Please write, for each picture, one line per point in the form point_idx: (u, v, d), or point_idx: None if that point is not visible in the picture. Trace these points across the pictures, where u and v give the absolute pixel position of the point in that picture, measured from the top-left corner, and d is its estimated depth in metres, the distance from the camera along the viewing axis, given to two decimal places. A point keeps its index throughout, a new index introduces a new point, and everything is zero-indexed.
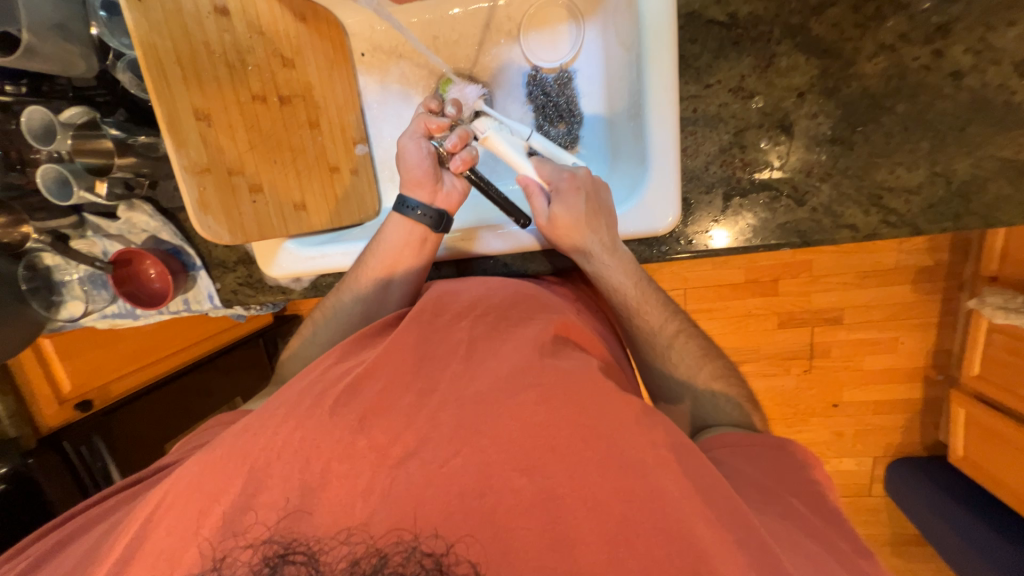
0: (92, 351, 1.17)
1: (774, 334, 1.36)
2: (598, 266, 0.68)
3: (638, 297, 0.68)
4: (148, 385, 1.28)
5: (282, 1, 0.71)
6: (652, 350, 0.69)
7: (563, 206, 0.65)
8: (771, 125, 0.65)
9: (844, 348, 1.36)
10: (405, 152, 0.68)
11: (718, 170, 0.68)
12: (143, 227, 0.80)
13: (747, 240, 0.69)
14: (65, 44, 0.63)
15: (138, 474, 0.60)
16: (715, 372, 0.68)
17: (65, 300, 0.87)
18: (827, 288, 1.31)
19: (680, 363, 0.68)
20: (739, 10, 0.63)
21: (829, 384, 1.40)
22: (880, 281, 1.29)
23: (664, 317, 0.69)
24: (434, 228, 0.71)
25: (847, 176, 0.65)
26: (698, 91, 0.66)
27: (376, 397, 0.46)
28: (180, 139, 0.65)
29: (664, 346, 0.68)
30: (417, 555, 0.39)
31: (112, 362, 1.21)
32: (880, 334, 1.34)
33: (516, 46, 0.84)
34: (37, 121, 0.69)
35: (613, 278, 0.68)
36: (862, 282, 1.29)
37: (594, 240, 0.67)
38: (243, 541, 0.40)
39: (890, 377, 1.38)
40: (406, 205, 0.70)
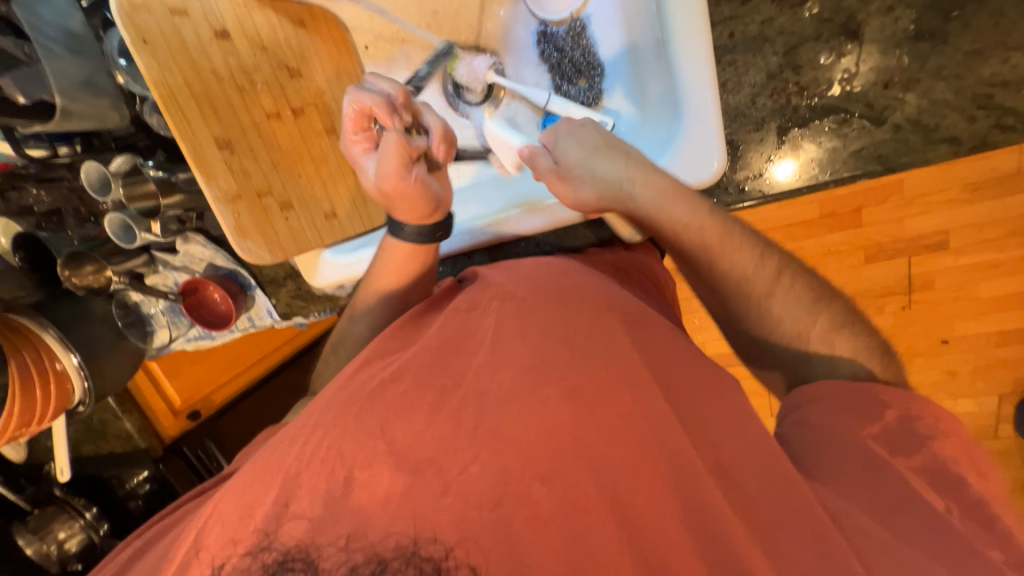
0: (189, 367, 1.33)
1: (862, 271, 1.19)
2: (646, 201, 0.59)
3: (715, 231, 0.57)
4: (249, 386, 1.48)
5: (277, 10, 0.71)
6: (745, 306, 0.59)
7: (570, 146, 0.63)
8: (832, 33, 0.54)
9: (950, 278, 1.17)
10: (400, 189, 0.62)
11: (767, 101, 0.58)
12: (201, 256, 0.86)
13: (812, 176, 0.58)
14: (96, 100, 0.67)
15: (195, 489, 0.66)
16: (834, 323, 0.57)
17: (156, 330, 0.99)
18: (926, 211, 1.11)
19: (784, 318, 0.57)
20: None
21: (934, 319, 1.22)
22: (998, 193, 1.07)
23: (758, 257, 0.58)
24: (431, 239, 0.68)
25: (940, 78, 0.52)
26: (733, 11, 0.56)
27: (400, 401, 0.47)
28: (209, 171, 0.68)
29: (762, 297, 0.58)
30: (416, 559, 0.39)
31: (209, 375, 1.38)
32: (999, 255, 1.13)
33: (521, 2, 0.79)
34: (94, 176, 0.75)
35: (676, 212, 0.58)
36: (972, 197, 1.08)
37: (625, 173, 0.60)
38: (240, 550, 0.42)
39: (1015, 304, 1.17)
40: (398, 226, 0.67)
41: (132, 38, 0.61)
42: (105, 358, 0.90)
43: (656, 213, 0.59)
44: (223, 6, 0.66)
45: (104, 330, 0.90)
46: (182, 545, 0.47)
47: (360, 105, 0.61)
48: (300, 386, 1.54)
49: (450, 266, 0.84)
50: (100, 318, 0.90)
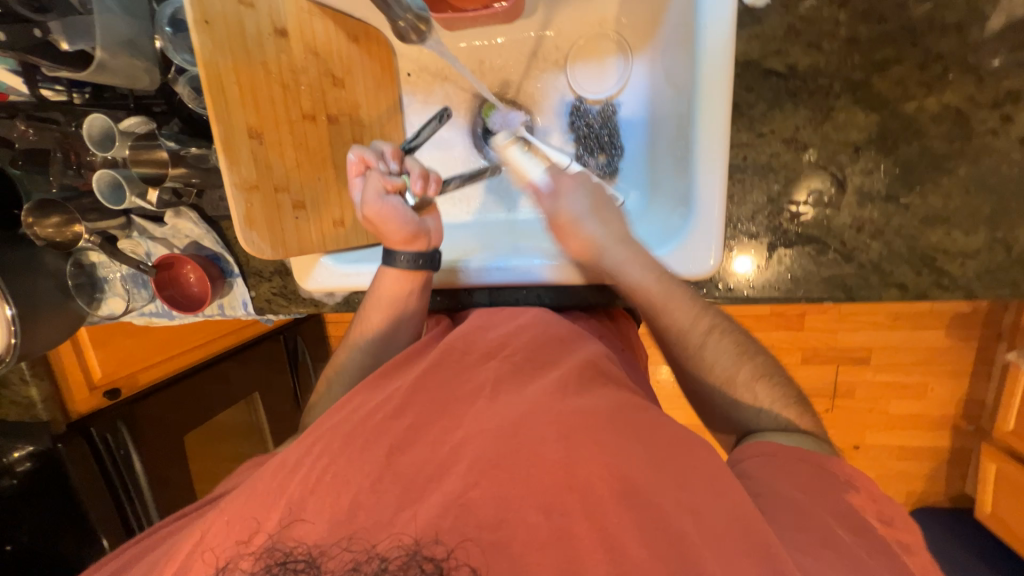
0: (124, 340, 1.27)
1: None
2: (608, 262, 0.69)
3: (662, 291, 0.65)
4: (201, 363, 1.46)
5: (338, 24, 0.78)
6: (683, 351, 0.66)
7: (569, 196, 0.71)
8: (823, 179, 0.62)
9: (866, 388, 1.53)
10: (377, 212, 0.70)
11: (763, 219, 0.65)
12: (187, 233, 0.82)
13: (786, 291, 0.67)
14: (133, 60, 0.64)
15: (179, 511, 0.62)
16: (756, 372, 0.64)
17: (107, 297, 0.91)
18: (857, 328, 1.47)
19: (715, 364, 0.64)
20: (799, 61, 0.59)
21: (855, 425, 1.55)
22: (910, 325, 1.46)
23: (693, 312, 0.65)
24: (428, 268, 0.75)
25: (899, 235, 0.62)
26: (749, 139, 0.63)
27: (403, 433, 0.50)
28: (234, 156, 0.65)
29: (696, 345, 0.65)
30: (418, 558, 0.41)
31: (139, 352, 1.32)
32: (907, 376, 1.51)
33: (563, 75, 0.86)
34: (97, 128, 0.71)
35: (630, 271, 0.67)
36: (893, 324, 1.46)
37: (603, 233, 0.69)
38: (246, 552, 0.45)
39: (912, 421, 1.54)
40: (395, 257, 0.73)
41: (194, 16, 0.59)
42: (43, 318, 0.81)
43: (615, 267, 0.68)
44: (287, 8, 0.70)
45: (48, 285, 0.82)
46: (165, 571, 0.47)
47: (361, 161, 0.71)
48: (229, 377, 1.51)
49: (446, 297, 0.84)
50: (47, 271, 0.82)
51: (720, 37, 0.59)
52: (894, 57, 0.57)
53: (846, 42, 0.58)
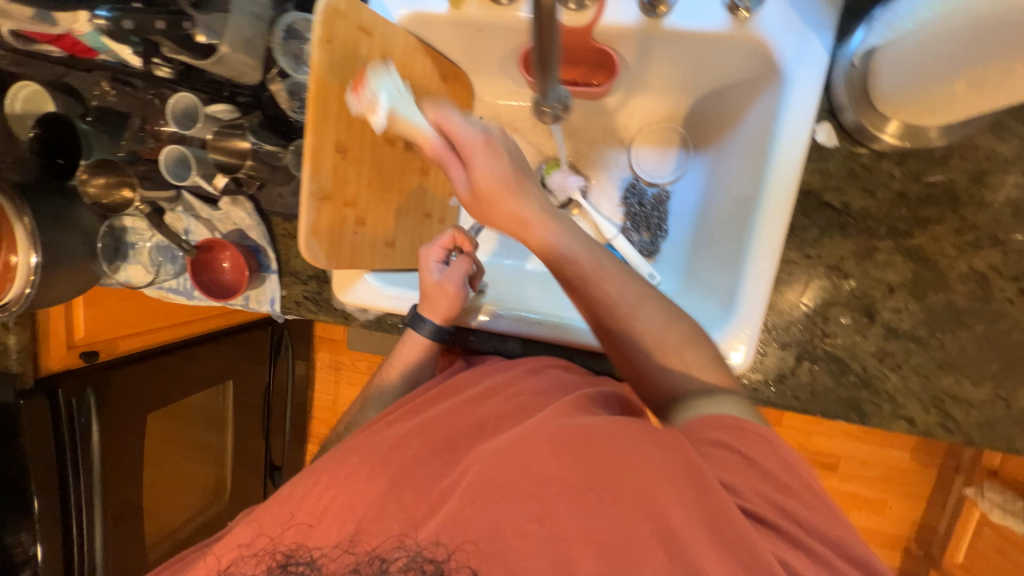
0: (111, 304, 1.24)
1: None
2: (551, 241, 0.63)
3: (590, 262, 0.62)
4: (181, 341, 1.40)
5: (435, 64, 0.82)
6: (613, 322, 0.62)
7: (481, 162, 0.62)
8: (856, 307, 0.68)
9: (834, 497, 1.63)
10: (448, 283, 0.76)
11: (798, 331, 0.70)
12: (236, 221, 0.81)
13: (806, 402, 0.71)
14: (244, 57, 0.66)
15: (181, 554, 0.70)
16: (683, 338, 0.61)
17: (128, 263, 0.88)
18: (832, 436, 1.59)
19: (648, 334, 0.61)
20: (853, 201, 0.66)
21: None
22: (879, 442, 1.58)
23: (625, 282, 0.62)
24: (440, 341, 0.78)
25: (916, 373, 0.68)
26: (797, 257, 0.68)
27: (407, 460, 0.53)
28: (318, 166, 0.66)
29: (626, 315, 0.61)
30: (419, 558, 0.46)
31: (126, 320, 1.27)
32: (871, 492, 1.62)
33: (625, 153, 0.92)
34: (180, 106, 0.75)
35: (525, 210, 0.63)
36: (864, 438, 1.58)
37: (533, 207, 0.63)
38: (250, 552, 0.52)
39: (872, 535, 1.65)
40: (421, 321, 0.77)
41: (318, 34, 0.62)
42: (64, 273, 0.78)
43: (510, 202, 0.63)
44: (397, 42, 0.74)
45: (78, 241, 0.80)
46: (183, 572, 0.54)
47: (453, 237, 0.79)
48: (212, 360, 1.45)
49: (483, 338, 0.84)
50: (81, 227, 0.80)
51: (789, 163, 0.65)
52: (935, 217, 0.64)
53: (896, 194, 0.65)
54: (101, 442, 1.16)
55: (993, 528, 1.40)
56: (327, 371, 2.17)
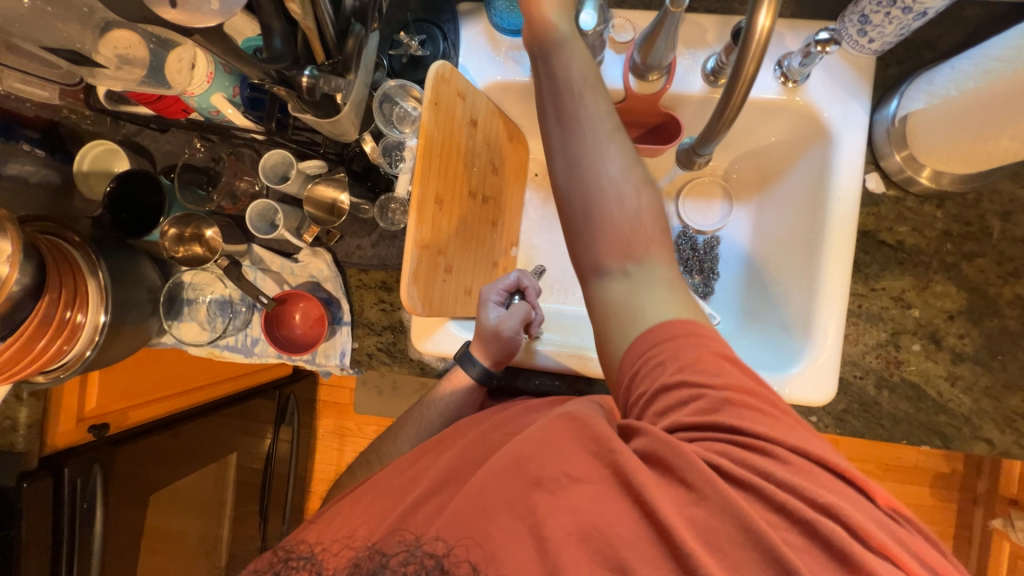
0: (124, 373, 1.14)
1: None
2: (581, 138, 0.56)
3: (598, 156, 0.56)
4: (203, 405, 1.32)
5: (506, 125, 0.89)
6: (585, 201, 0.56)
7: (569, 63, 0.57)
8: (924, 335, 0.73)
9: None
10: (504, 326, 0.73)
11: (873, 360, 0.74)
12: (312, 273, 0.81)
13: (889, 429, 0.74)
14: (354, 119, 0.69)
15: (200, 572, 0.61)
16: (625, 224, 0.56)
17: (182, 320, 0.84)
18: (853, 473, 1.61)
19: (601, 206, 0.56)
20: (905, 239, 0.74)
21: None
22: (900, 476, 1.60)
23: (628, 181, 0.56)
24: (484, 383, 0.76)
25: (986, 395, 0.73)
26: (863, 291, 0.75)
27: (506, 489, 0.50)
28: (422, 216, 0.69)
29: (594, 194, 0.56)
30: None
31: (136, 390, 1.17)
32: None
33: (673, 204, 0.99)
34: (274, 162, 0.77)
35: (597, 133, 0.56)
36: (885, 474, 1.61)
37: (587, 107, 0.57)
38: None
39: None
40: (471, 360, 0.76)
41: (429, 98, 0.68)
42: (125, 333, 0.74)
43: (582, 134, 0.56)
44: (482, 107, 0.80)
45: (143, 298, 0.77)
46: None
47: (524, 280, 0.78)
48: (225, 429, 1.34)
49: (567, 383, 0.80)
50: (146, 283, 0.77)
51: (847, 207, 0.74)
52: (978, 251, 0.73)
53: (941, 232, 0.74)
54: (103, 535, 0.99)
55: None
56: (330, 440, 1.96)
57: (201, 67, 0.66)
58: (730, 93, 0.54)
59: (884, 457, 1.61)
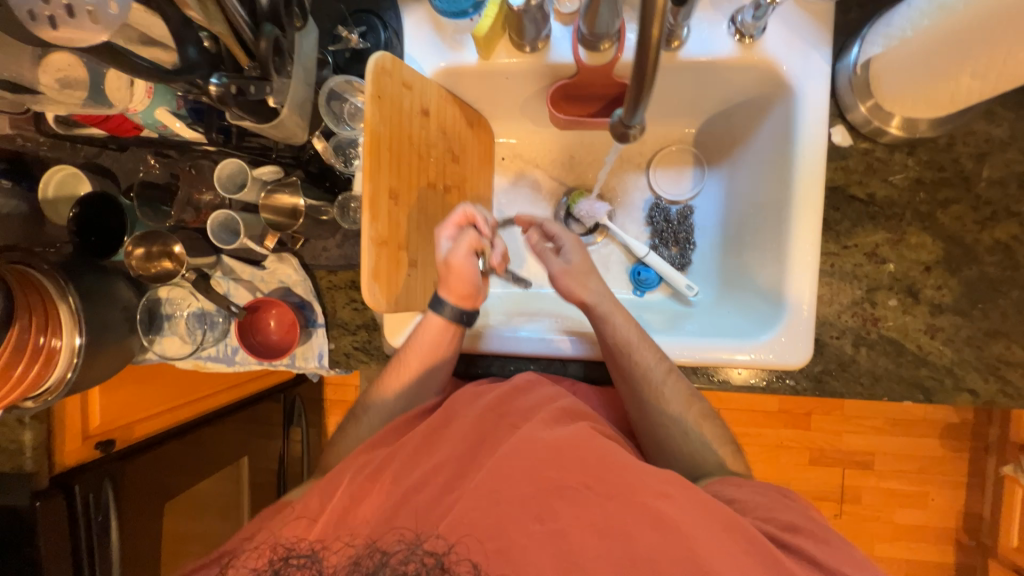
0: (125, 388, 1.14)
1: (807, 469, 1.61)
2: (598, 313, 0.76)
3: (637, 335, 0.74)
4: (206, 416, 1.32)
5: (463, 111, 0.88)
6: (648, 389, 0.72)
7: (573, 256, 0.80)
8: (900, 289, 0.71)
9: (875, 496, 1.61)
10: (456, 267, 0.72)
11: (849, 319, 0.73)
12: (281, 278, 0.82)
13: (870, 387, 0.73)
14: (298, 120, 0.68)
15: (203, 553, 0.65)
16: (703, 412, 0.74)
17: (164, 335, 0.87)
18: (859, 430, 1.59)
19: (671, 400, 0.72)
20: (876, 191, 0.72)
21: (860, 532, 1.62)
22: (908, 430, 1.58)
23: (657, 356, 0.74)
24: (463, 325, 0.77)
25: (968, 344, 0.71)
26: (836, 249, 0.73)
27: None
28: (376, 213, 0.68)
29: (658, 381, 0.72)
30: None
31: (139, 404, 1.17)
32: (911, 486, 1.60)
33: (644, 177, 0.98)
34: (229, 171, 0.76)
35: (617, 327, 0.74)
36: (892, 429, 1.59)
37: (597, 295, 0.77)
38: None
39: (922, 531, 1.61)
40: (440, 304, 0.76)
41: (370, 92, 0.66)
42: (104, 352, 0.75)
43: (607, 329, 0.75)
44: (433, 95, 0.78)
45: (119, 318, 0.78)
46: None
47: (469, 212, 0.75)
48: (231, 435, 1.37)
49: (542, 366, 0.81)
50: (120, 303, 0.78)
51: (813, 165, 0.71)
52: (953, 197, 0.70)
53: (914, 182, 0.71)
54: (120, 545, 1.04)
55: None
56: None
57: (138, 85, 0.66)
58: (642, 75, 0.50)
59: (890, 413, 1.59)
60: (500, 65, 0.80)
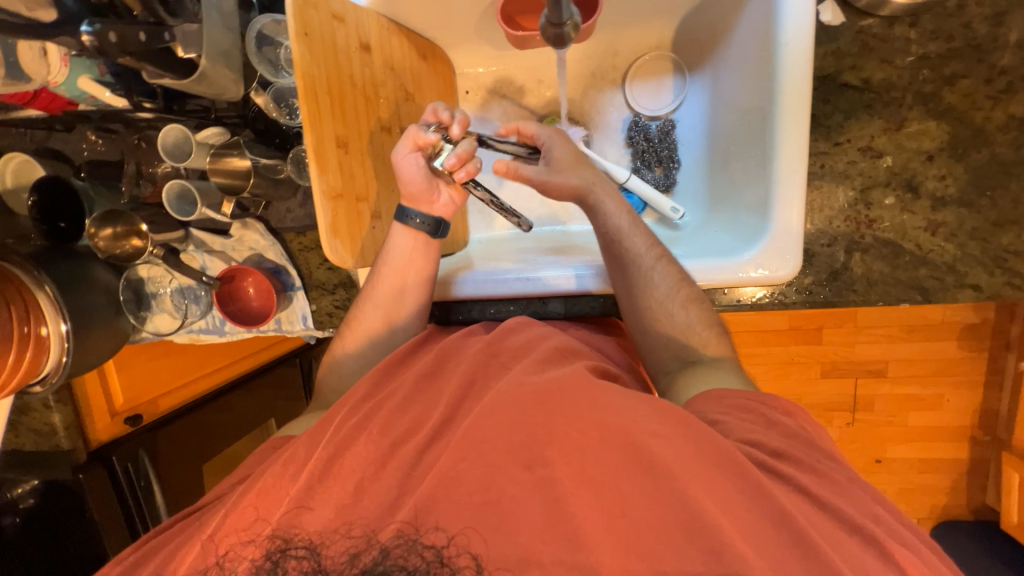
0: (139, 365, 1.14)
1: (817, 382, 1.62)
2: (588, 200, 0.74)
3: (628, 222, 0.72)
4: (231, 383, 1.31)
5: (410, 41, 0.80)
6: (636, 273, 0.70)
7: (560, 149, 0.75)
8: (899, 184, 0.65)
9: (888, 401, 1.61)
10: (400, 167, 0.70)
11: (841, 224, 0.68)
12: (252, 245, 0.81)
13: (863, 294, 0.69)
14: (225, 71, 0.63)
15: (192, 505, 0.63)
16: (692, 295, 0.68)
17: (154, 314, 0.88)
18: (872, 339, 1.56)
19: (659, 283, 0.69)
20: (873, 75, 0.64)
21: (871, 437, 1.64)
22: (924, 335, 1.54)
23: (649, 241, 0.72)
24: (432, 234, 0.75)
25: (973, 238, 0.65)
26: (827, 148, 0.66)
27: None
28: (323, 164, 0.64)
29: (648, 266, 0.70)
30: (418, 548, 0.46)
31: (157, 380, 1.17)
32: (926, 389, 1.59)
33: (620, 93, 0.90)
34: (172, 138, 0.72)
35: (609, 210, 0.73)
36: (907, 335, 1.55)
37: (590, 177, 0.74)
38: (247, 546, 0.51)
39: (936, 432, 1.61)
40: (407, 214, 0.73)
41: (295, 28, 0.60)
42: (95, 335, 0.77)
43: (598, 213, 0.74)
44: (371, 25, 0.71)
45: (102, 301, 0.79)
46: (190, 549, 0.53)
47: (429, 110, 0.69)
48: None
49: (522, 306, 0.79)
50: (100, 286, 0.78)
51: (799, 51, 0.63)
52: (962, 71, 0.62)
53: (917, 58, 0.62)
54: (163, 504, 1.14)
55: None
56: None
57: (52, 52, 0.61)
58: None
59: (905, 320, 1.54)
60: None
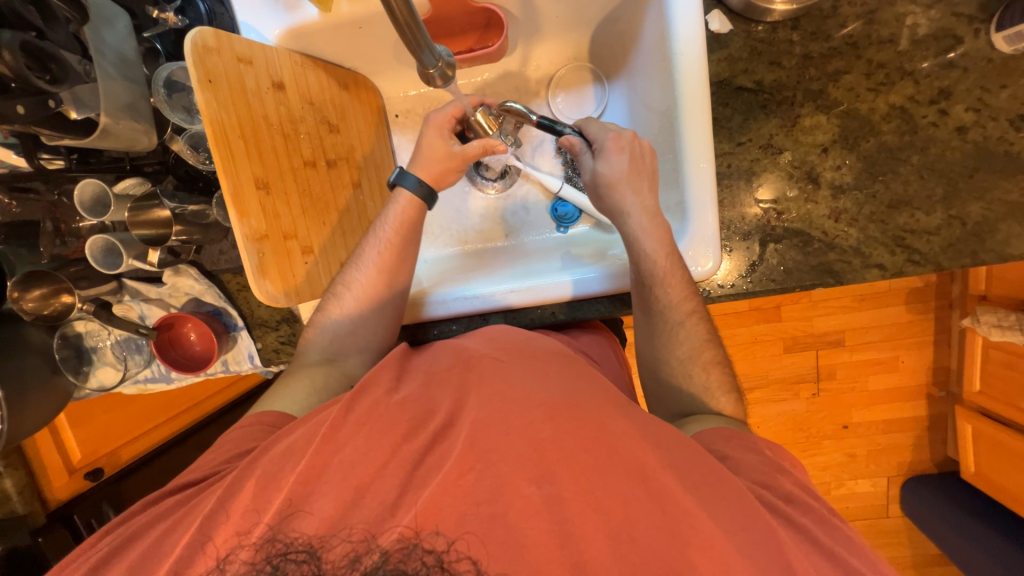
0: (103, 415, 1.09)
1: (781, 359, 1.67)
2: (630, 232, 0.69)
3: (668, 268, 0.67)
4: (203, 420, 1.27)
5: (328, 74, 0.80)
6: (662, 324, 0.70)
7: (607, 164, 0.70)
8: (800, 176, 0.69)
9: (848, 369, 1.67)
10: (431, 137, 0.74)
11: (751, 218, 0.71)
12: (187, 290, 0.80)
13: (781, 282, 0.71)
14: (133, 123, 0.64)
15: (185, 478, 0.57)
16: (714, 358, 0.70)
17: (95, 368, 0.86)
18: (827, 312, 1.63)
19: (684, 342, 0.70)
20: (764, 77, 0.68)
21: (836, 407, 1.70)
22: (874, 303, 1.61)
23: (685, 294, 0.69)
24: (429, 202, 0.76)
25: (872, 220, 0.69)
26: (731, 148, 0.70)
27: None
28: (243, 208, 0.64)
29: (676, 322, 0.70)
30: (419, 552, 0.40)
31: (120, 428, 1.13)
32: (882, 354, 1.65)
33: (546, 104, 0.92)
34: (88, 193, 0.72)
35: (649, 249, 0.68)
36: (858, 305, 1.62)
37: (636, 202, 0.69)
38: (245, 542, 0.45)
39: (894, 394, 1.69)
40: (406, 180, 0.74)
41: (198, 77, 0.60)
42: (31, 397, 0.76)
43: (635, 247, 0.69)
44: (281, 64, 0.72)
45: (38, 361, 0.78)
46: (183, 534, 0.48)
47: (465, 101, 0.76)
48: None
49: (464, 325, 0.80)
50: (33, 347, 0.78)
51: (694, 59, 0.66)
52: (843, 68, 0.67)
53: (801, 58, 0.68)
54: None
55: (997, 347, 1.44)
56: None
57: None
58: (397, 19, 0.44)
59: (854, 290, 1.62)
60: (346, 15, 0.75)
